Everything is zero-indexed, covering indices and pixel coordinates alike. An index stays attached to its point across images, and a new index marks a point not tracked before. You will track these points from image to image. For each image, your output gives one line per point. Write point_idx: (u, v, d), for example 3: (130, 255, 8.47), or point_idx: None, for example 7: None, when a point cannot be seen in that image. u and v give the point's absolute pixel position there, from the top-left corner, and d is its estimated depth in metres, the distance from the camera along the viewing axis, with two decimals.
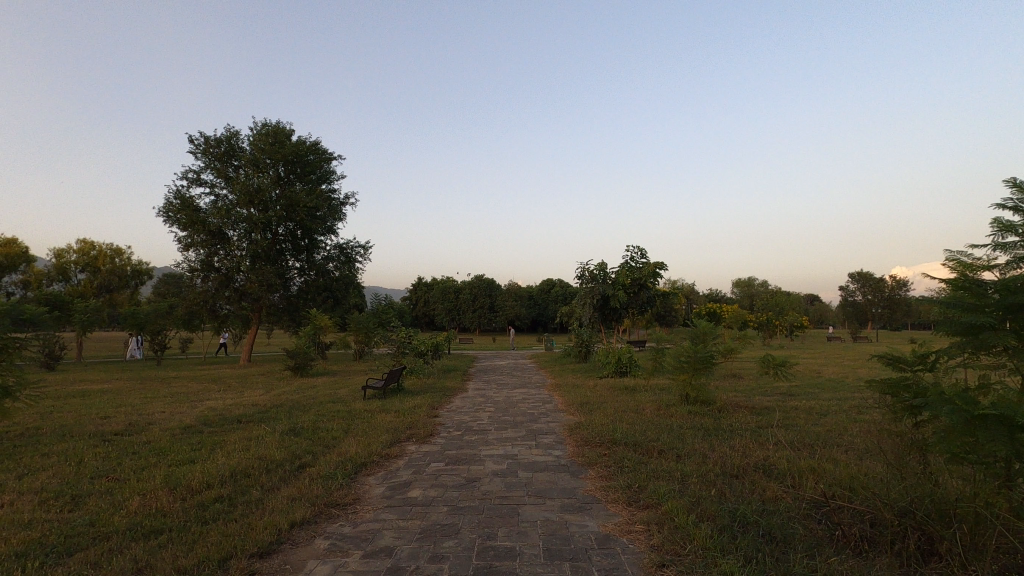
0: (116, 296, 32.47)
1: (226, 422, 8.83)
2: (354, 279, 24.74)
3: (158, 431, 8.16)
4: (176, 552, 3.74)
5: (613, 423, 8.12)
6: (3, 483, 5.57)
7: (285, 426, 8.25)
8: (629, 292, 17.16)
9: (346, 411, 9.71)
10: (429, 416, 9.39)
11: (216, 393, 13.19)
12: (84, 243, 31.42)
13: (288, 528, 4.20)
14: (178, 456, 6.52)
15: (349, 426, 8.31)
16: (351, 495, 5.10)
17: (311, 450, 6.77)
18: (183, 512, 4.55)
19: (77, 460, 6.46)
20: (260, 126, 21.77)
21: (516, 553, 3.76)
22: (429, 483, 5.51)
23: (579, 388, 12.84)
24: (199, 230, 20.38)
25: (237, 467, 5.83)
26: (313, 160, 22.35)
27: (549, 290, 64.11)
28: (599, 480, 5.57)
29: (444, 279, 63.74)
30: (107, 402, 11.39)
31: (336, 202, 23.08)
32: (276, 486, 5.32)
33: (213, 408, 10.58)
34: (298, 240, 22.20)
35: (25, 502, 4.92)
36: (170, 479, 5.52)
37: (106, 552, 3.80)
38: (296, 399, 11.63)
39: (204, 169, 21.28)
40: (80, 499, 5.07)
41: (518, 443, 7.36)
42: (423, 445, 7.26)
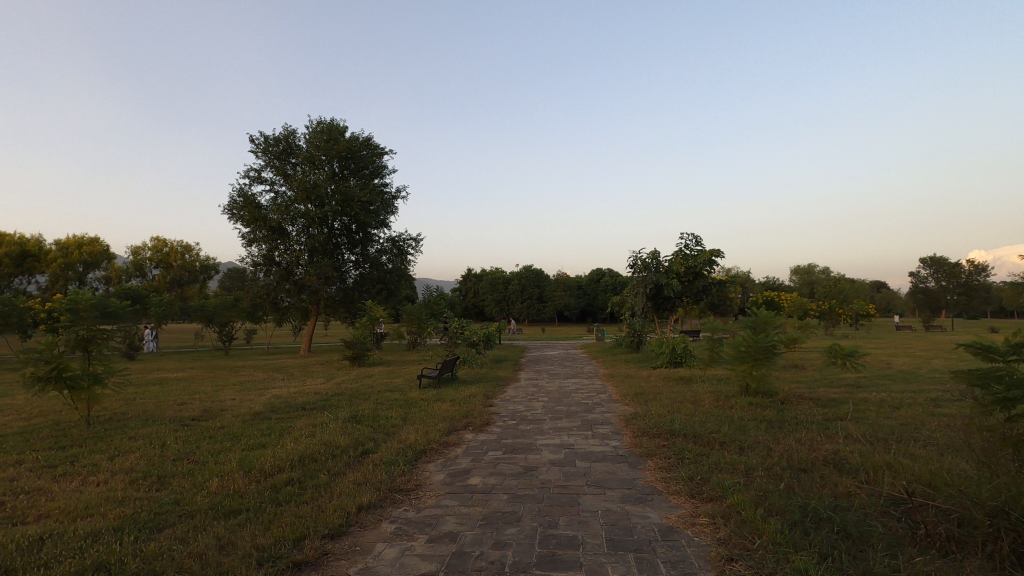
0: (187, 291, 34.35)
1: (291, 409, 9.24)
2: (407, 271, 25.26)
3: (230, 417, 8.63)
4: (255, 532, 3.94)
5: (671, 413, 7.98)
6: (98, 463, 6.04)
7: (347, 414, 8.54)
8: (683, 281, 16.75)
9: (403, 400, 9.96)
10: (484, 405, 9.50)
11: (280, 381, 13.82)
12: (158, 241, 33.31)
13: (357, 512, 4.35)
14: (249, 441, 6.87)
15: (407, 415, 8.52)
16: (413, 481, 5.24)
17: (373, 437, 6.99)
18: (257, 494, 4.79)
19: (160, 443, 6.91)
20: (315, 124, 22.42)
21: (579, 542, 3.76)
22: (488, 471, 5.58)
23: (632, 379, 12.67)
24: (261, 226, 21.20)
25: (304, 453, 6.09)
26: (365, 156, 22.89)
27: (598, 280, 63.37)
28: (660, 471, 5.48)
29: (492, 270, 64.09)
30: (182, 390, 12.12)
31: (388, 196, 23.59)
32: (342, 471, 5.52)
33: (279, 395, 11.09)
34: (353, 234, 22.83)
35: (117, 481, 5.31)
36: (245, 462, 5.83)
37: (191, 529, 4.05)
38: (355, 388, 12.01)
39: (264, 167, 22.12)
40: (165, 479, 5.42)
41: (574, 433, 7.35)
42: (479, 434, 7.35)
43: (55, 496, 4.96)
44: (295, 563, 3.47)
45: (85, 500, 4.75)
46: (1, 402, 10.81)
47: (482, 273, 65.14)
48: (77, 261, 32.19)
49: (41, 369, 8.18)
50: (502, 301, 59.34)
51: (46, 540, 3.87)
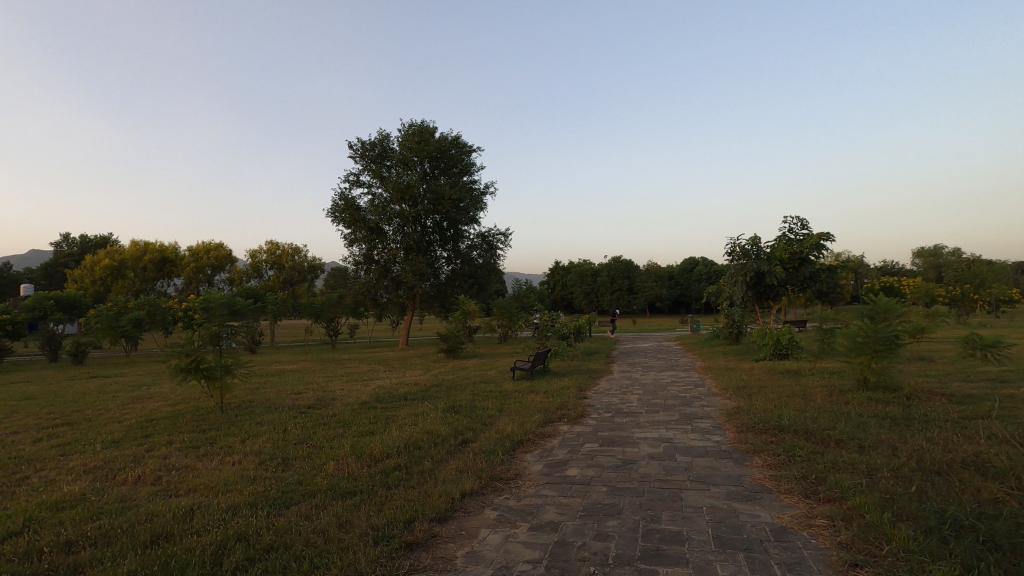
0: (298, 290, 36.76)
1: (394, 399, 9.77)
2: (497, 266, 25.72)
3: (341, 406, 9.29)
4: (369, 512, 4.22)
5: (778, 408, 7.51)
6: (232, 445, 6.75)
7: (446, 404, 8.89)
8: (788, 268, 15.63)
9: (497, 392, 10.20)
10: (577, 397, 9.47)
11: (382, 373, 14.64)
12: (272, 244, 36.07)
13: (460, 498, 4.52)
14: (358, 428, 7.34)
15: (502, 406, 8.71)
16: (512, 470, 5.36)
17: (471, 427, 7.21)
18: (369, 478, 5.11)
19: (281, 428, 7.58)
20: (407, 126, 23.39)
21: (684, 538, 3.66)
22: (585, 463, 5.57)
23: (733, 372, 12.07)
24: (360, 227, 22.49)
25: (408, 440, 6.41)
26: (455, 154, 23.49)
27: (691, 270, 61.06)
28: (769, 469, 5.19)
29: (581, 263, 63.69)
30: (298, 380, 13.20)
31: (477, 193, 24.11)
32: (444, 458, 5.76)
33: (382, 386, 11.76)
34: (444, 231, 23.54)
35: (249, 461, 5.91)
36: (356, 447, 6.26)
37: (314, 507, 4.41)
38: (451, 380, 12.44)
39: (362, 171, 23.43)
40: (288, 461, 5.94)
41: (672, 427, 7.13)
42: (575, 426, 7.35)
43: (200, 472, 5.62)
44: (406, 543, 3.67)
45: (224, 477, 5.33)
46: (153, 389, 12.38)
47: (570, 266, 64.95)
48: (206, 264, 35.77)
49: (183, 360, 9.25)
50: (591, 294, 59.03)
51: (195, 511, 4.39)
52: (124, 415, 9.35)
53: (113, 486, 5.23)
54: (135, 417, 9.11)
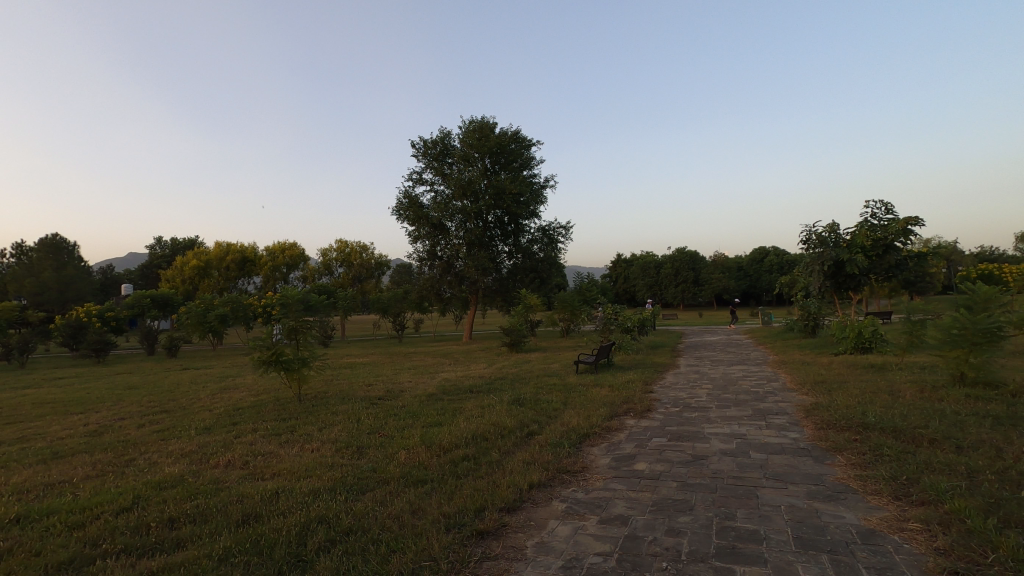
0: (366, 286, 38.01)
1: (460, 392, 9.96)
2: (558, 260, 25.64)
3: (410, 397, 9.57)
4: (440, 501, 4.34)
5: (862, 405, 7.06)
6: (311, 433, 7.13)
7: (511, 397, 8.97)
8: (870, 256, 14.64)
9: (561, 385, 10.17)
10: (644, 391, 9.30)
11: (447, 366, 14.95)
12: (341, 243, 37.58)
13: (528, 489, 4.56)
14: (427, 419, 7.56)
15: (567, 399, 8.69)
16: (579, 462, 5.35)
17: (537, 419, 7.23)
18: (439, 467, 5.25)
19: (355, 418, 7.92)
20: (468, 123, 23.68)
21: (761, 537, 3.52)
22: (654, 457, 5.47)
23: (810, 366, 11.44)
24: (424, 224, 23.00)
25: (476, 432, 6.53)
26: (515, 149, 23.55)
27: (761, 260, 58.47)
28: (853, 468, 4.89)
29: (643, 255, 62.32)
30: (369, 373, 13.73)
31: (537, 186, 24.10)
32: (511, 450, 5.82)
33: (448, 379, 12.02)
34: (505, 226, 23.70)
35: (327, 449, 6.22)
36: (426, 437, 6.44)
37: (388, 494, 4.58)
38: (515, 373, 12.54)
39: (424, 169, 23.96)
40: (362, 449, 6.21)
41: (745, 423, 6.86)
42: (642, 420, 7.23)
43: (283, 458, 5.97)
44: (477, 531, 3.75)
45: (305, 463, 5.64)
46: (238, 380, 13.26)
47: (633, 259, 63.69)
48: (281, 263, 37.74)
49: (264, 353, 9.87)
50: (655, 286, 57.66)
51: (281, 494, 4.67)
52: (214, 405, 10.06)
53: (206, 468, 5.66)
54: (223, 406, 9.79)
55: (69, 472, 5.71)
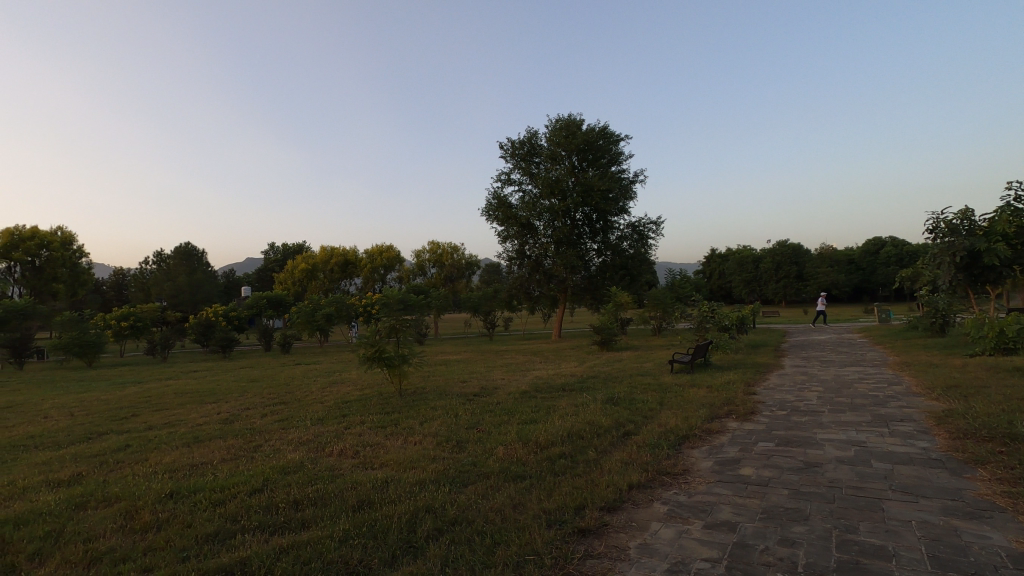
0: (457, 285, 39.17)
1: (553, 390, 10.01)
2: (648, 256, 25.01)
3: (503, 394, 9.77)
4: (540, 496, 4.41)
5: (1006, 413, 6.26)
6: (413, 426, 7.50)
7: (605, 396, 8.89)
8: (1014, 245, 12.94)
9: (656, 384, 9.93)
10: (745, 392, 8.83)
11: (538, 364, 15.09)
12: (434, 244, 38.89)
13: (628, 489, 4.50)
14: (521, 416, 7.69)
15: (663, 399, 8.46)
16: (680, 465, 5.19)
17: (633, 419, 7.12)
18: (537, 464, 5.32)
19: (453, 413, 8.21)
20: (555, 121, 23.71)
21: (890, 554, 3.24)
22: (761, 462, 5.19)
23: (939, 369, 10.32)
24: (513, 224, 23.30)
25: (571, 430, 6.54)
26: (603, 145, 23.25)
27: (877, 252, 53.44)
28: (999, 484, 4.36)
29: (740, 249, 59.29)
30: (463, 370, 14.18)
31: (626, 182, 23.62)
32: (607, 450, 5.78)
33: (539, 377, 12.11)
34: (594, 223, 23.46)
35: (429, 442, 6.51)
36: (522, 434, 6.54)
37: (489, 487, 4.73)
38: (607, 371, 12.40)
39: (512, 169, 24.28)
40: (461, 443, 6.42)
41: (865, 429, 6.32)
42: (745, 423, 6.89)
43: (389, 449, 6.34)
44: (579, 529, 3.76)
45: (410, 455, 5.94)
46: (344, 376, 14.18)
47: (728, 253, 60.75)
48: (379, 264, 39.82)
49: (369, 350, 10.49)
50: (753, 282, 54.83)
51: (389, 482, 4.96)
52: (325, 397, 10.87)
53: (322, 456, 6.13)
54: (333, 399, 10.52)
55: (209, 455, 6.42)
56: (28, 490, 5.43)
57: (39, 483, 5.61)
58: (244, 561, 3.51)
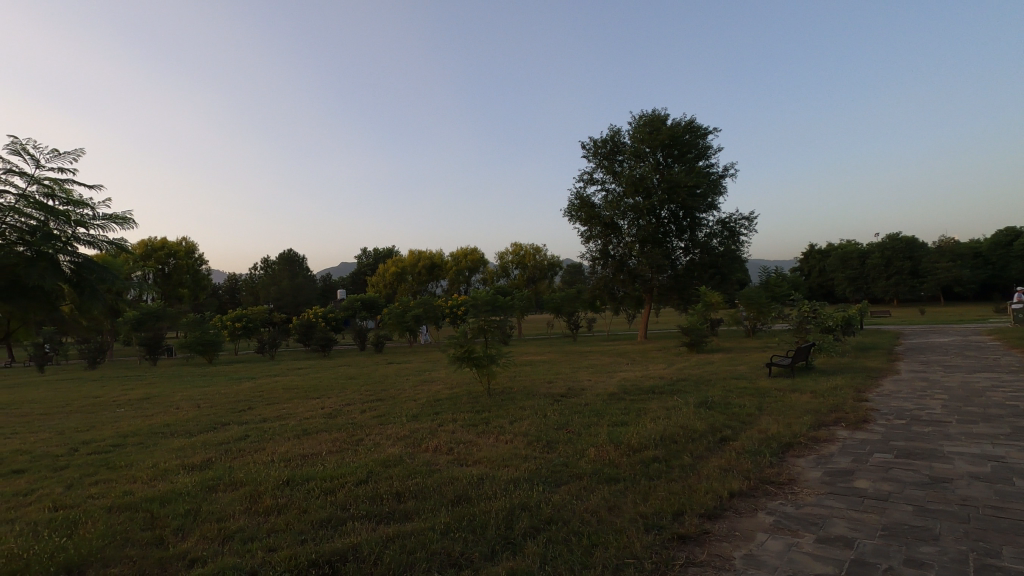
0: (540, 286, 39.36)
1: (642, 392, 9.79)
2: (740, 253, 23.81)
3: (591, 396, 9.69)
4: (636, 500, 4.33)
5: None
6: (504, 426, 7.63)
7: (698, 400, 8.57)
8: None
9: (753, 389, 9.44)
10: (855, 399, 8.18)
11: (625, 365, 14.83)
12: (516, 245, 39.32)
13: (729, 497, 4.32)
14: (611, 418, 7.60)
15: (762, 404, 8.02)
16: (785, 474, 4.91)
17: (730, 424, 6.82)
18: (631, 467, 5.24)
19: (542, 414, 8.27)
20: (638, 118, 23.22)
21: None
22: (879, 475, 4.79)
23: None
24: (596, 223, 23.07)
25: (664, 433, 6.38)
26: (689, 140, 22.42)
27: (1010, 244, 47.51)
28: None
29: (844, 244, 54.97)
30: (549, 370, 14.22)
31: (714, 177, 22.68)
32: (704, 455, 5.57)
33: (627, 378, 11.89)
34: (681, 221, 22.71)
35: (520, 441, 6.61)
36: (613, 436, 6.46)
37: (583, 489, 4.72)
38: (699, 374, 11.95)
39: (595, 168, 24.06)
40: (552, 444, 6.45)
41: (1003, 443, 5.64)
42: (857, 432, 6.38)
43: (481, 447, 6.50)
44: (679, 535, 3.67)
45: (502, 453, 6.06)
46: (434, 374, 14.68)
47: (828, 249, 56.48)
48: (464, 266, 40.89)
49: (458, 350, 10.79)
50: (859, 279, 50.65)
51: (485, 479, 5.09)
52: (417, 395, 11.32)
53: (419, 452, 6.40)
54: (425, 397, 10.94)
55: (318, 446, 6.91)
56: (169, 472, 6.12)
57: (178, 466, 6.31)
58: (356, 546, 3.75)
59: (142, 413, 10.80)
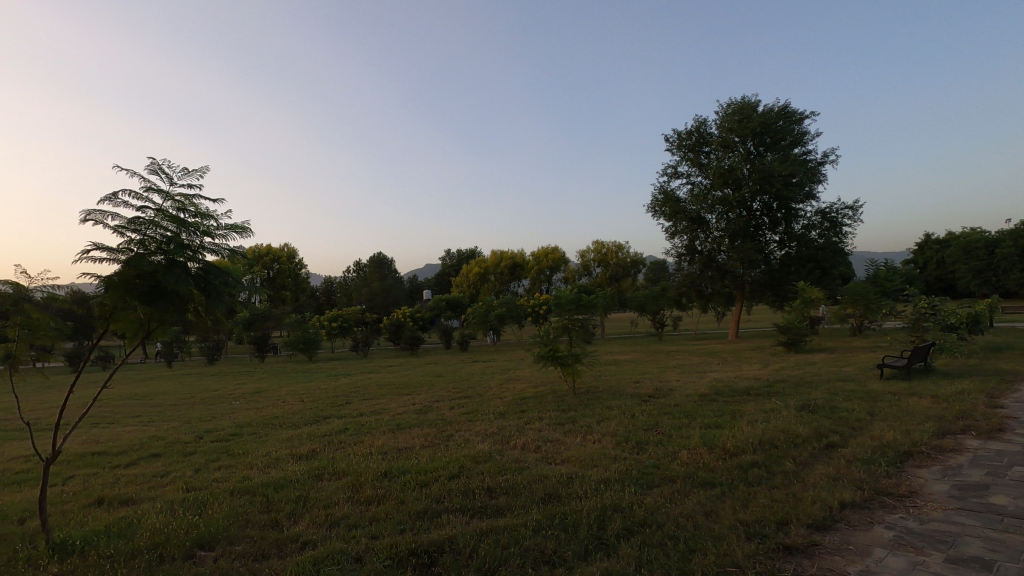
0: (623, 284, 38.57)
1: (736, 393, 9.33)
2: (843, 246, 22.04)
3: (681, 396, 9.36)
4: (734, 506, 4.14)
5: None
6: (591, 425, 7.56)
7: (799, 403, 8.03)
8: None
9: (863, 392, 8.70)
10: (988, 405, 7.31)
11: (716, 366, 14.21)
12: (598, 243, 38.80)
13: (840, 508, 4.02)
14: (704, 420, 7.30)
15: (874, 409, 7.37)
16: (905, 486, 4.49)
17: (837, 430, 6.33)
18: (727, 472, 5.01)
19: (630, 414, 8.11)
20: (726, 106, 22.17)
21: None
22: (1020, 491, 4.26)
23: None
24: (682, 218, 22.31)
25: (762, 437, 6.05)
26: (783, 126, 21.05)
27: None
28: None
29: (968, 232, 49.42)
30: (634, 370, 13.91)
31: (812, 164, 21.16)
32: (809, 462, 5.22)
33: (719, 379, 11.39)
34: (775, 213, 21.41)
35: (608, 441, 6.52)
36: (707, 439, 6.21)
37: (676, 492, 4.57)
38: (799, 375, 11.19)
39: (679, 161, 23.27)
40: (642, 445, 6.31)
41: None
42: (990, 442, 5.71)
43: (569, 446, 6.48)
44: (784, 545, 3.47)
45: (591, 453, 6.00)
46: (519, 373, 14.83)
47: (948, 238, 50.86)
48: (545, 266, 40.94)
49: (543, 349, 10.82)
50: (987, 271, 45.27)
51: (574, 478, 5.07)
52: (503, 393, 11.50)
53: (508, 449, 6.49)
54: (511, 395, 11.08)
55: (411, 441, 7.21)
56: (281, 460, 6.63)
57: (287, 455, 6.82)
58: (452, 538, 3.88)
59: (254, 406, 11.79)
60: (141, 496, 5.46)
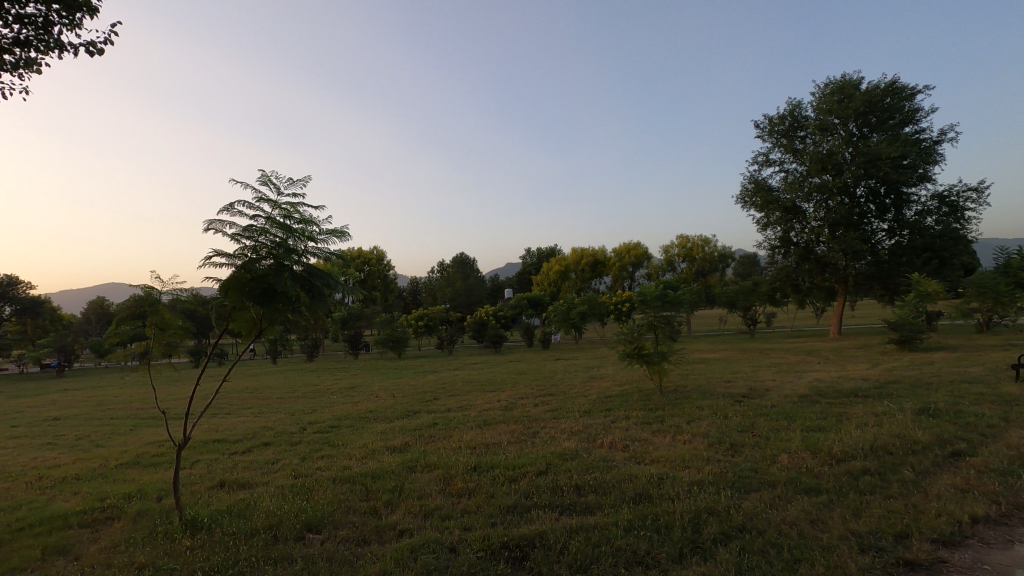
0: (710, 280, 36.91)
1: (842, 395, 8.65)
2: (966, 232, 19.79)
3: (778, 397, 8.83)
4: (844, 516, 3.85)
5: None
6: (681, 425, 7.31)
7: (917, 406, 7.29)
8: None
9: (996, 395, 7.74)
10: None
11: (817, 365, 13.26)
12: (682, 238, 37.42)
13: (971, 523, 3.62)
14: (806, 422, 6.84)
15: (1010, 414, 6.55)
16: None
17: (965, 436, 5.69)
18: (834, 478, 4.66)
19: (722, 414, 7.75)
20: (824, 86, 20.61)
21: None
22: None
23: None
24: (775, 209, 21.07)
25: (874, 442, 5.57)
26: (892, 103, 19.21)
27: None
28: None
29: None
30: (725, 369, 13.27)
31: (927, 143, 19.16)
32: (931, 471, 4.74)
33: (821, 379, 10.61)
34: (883, 199, 19.62)
35: (700, 442, 6.28)
36: (810, 443, 5.81)
37: (777, 497, 4.32)
38: (916, 376, 10.17)
39: (771, 148, 21.96)
40: (737, 447, 6.02)
41: None
42: None
43: (658, 446, 6.31)
44: (904, 560, 3.17)
45: (681, 454, 5.81)
46: (603, 372, 14.63)
47: None
48: (628, 262, 40.08)
49: (627, 347, 10.61)
50: None
51: (665, 479, 4.94)
52: (587, 391, 11.39)
53: (594, 447, 6.43)
54: (596, 393, 10.96)
55: (498, 436, 7.34)
56: (376, 452, 6.99)
57: (382, 447, 7.17)
58: (542, 534, 3.91)
59: (351, 400, 12.51)
60: (256, 480, 5.97)
